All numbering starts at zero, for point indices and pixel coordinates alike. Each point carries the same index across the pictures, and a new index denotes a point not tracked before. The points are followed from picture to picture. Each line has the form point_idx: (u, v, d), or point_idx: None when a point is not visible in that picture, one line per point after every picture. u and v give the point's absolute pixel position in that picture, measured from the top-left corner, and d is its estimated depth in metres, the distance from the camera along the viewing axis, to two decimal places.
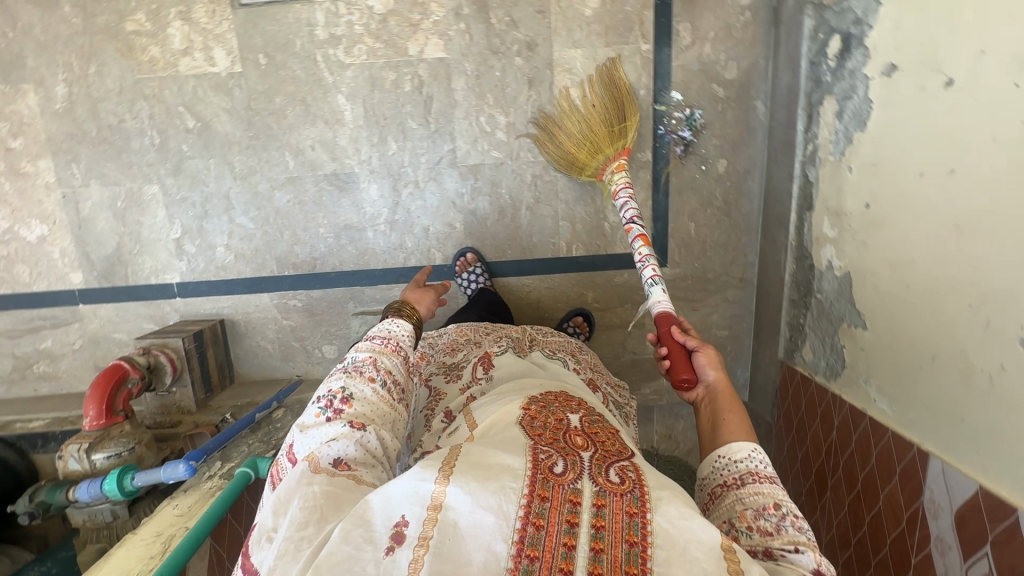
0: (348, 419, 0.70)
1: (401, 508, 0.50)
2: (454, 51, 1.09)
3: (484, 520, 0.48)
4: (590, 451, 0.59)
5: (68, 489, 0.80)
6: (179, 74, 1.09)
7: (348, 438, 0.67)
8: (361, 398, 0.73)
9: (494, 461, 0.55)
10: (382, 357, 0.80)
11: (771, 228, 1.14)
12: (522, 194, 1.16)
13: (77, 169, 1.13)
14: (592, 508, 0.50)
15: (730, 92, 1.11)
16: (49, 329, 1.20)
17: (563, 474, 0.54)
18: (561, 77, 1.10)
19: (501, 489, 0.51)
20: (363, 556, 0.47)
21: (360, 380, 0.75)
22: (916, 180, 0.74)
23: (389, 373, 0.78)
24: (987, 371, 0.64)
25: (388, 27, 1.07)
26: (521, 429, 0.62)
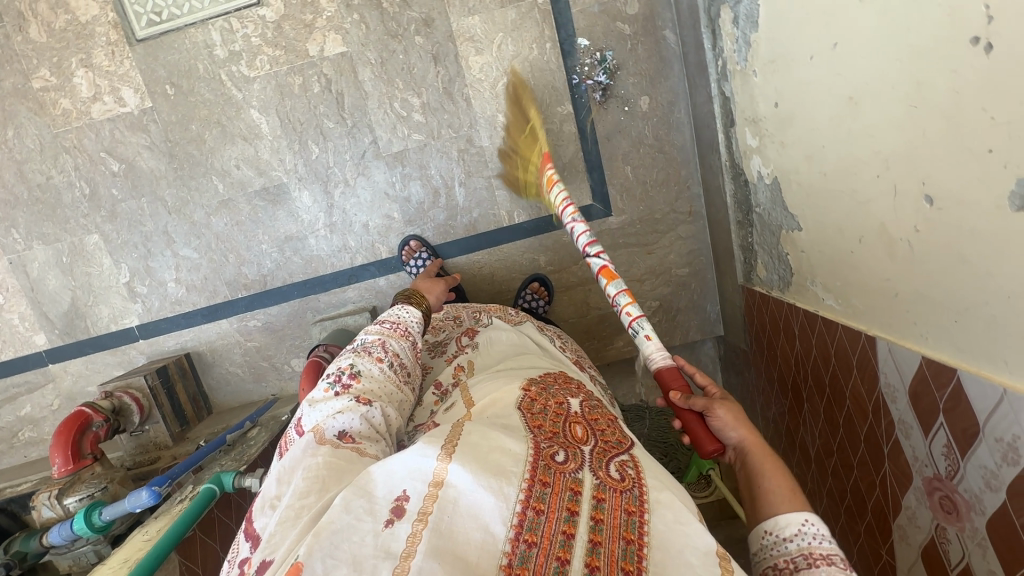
0: (355, 395, 0.71)
1: (403, 484, 0.50)
2: (354, 43, 1.09)
3: (484, 501, 0.48)
4: (590, 443, 0.59)
5: (42, 536, 0.81)
6: (94, 121, 1.10)
7: (353, 412, 0.68)
8: (372, 378, 0.75)
9: (493, 442, 0.55)
10: (390, 340, 0.83)
11: (705, 155, 1.12)
12: (453, 171, 1.16)
13: (18, 233, 1.15)
14: (592, 500, 0.50)
15: (637, 27, 1.10)
16: (26, 394, 1.23)
17: (564, 463, 0.54)
18: (465, 47, 1.10)
19: (502, 472, 0.50)
20: (361, 526, 0.46)
21: (371, 356, 0.78)
22: (809, 65, 0.72)
23: (396, 356, 0.82)
24: (905, 238, 0.62)
25: (284, 33, 1.08)
26: (518, 417, 0.64)
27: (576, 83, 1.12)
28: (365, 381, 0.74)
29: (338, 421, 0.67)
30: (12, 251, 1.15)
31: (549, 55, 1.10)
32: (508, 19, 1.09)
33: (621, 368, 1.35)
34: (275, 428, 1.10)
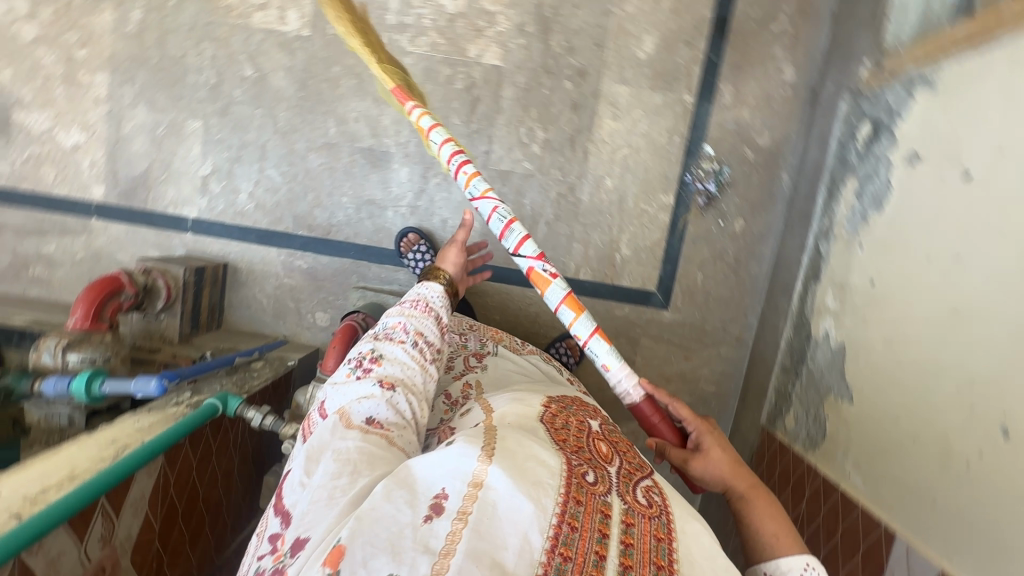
0: (377, 379, 0.72)
1: (437, 482, 0.50)
2: (511, 63, 1.15)
3: (522, 507, 0.47)
4: (616, 466, 0.60)
5: (34, 380, 0.79)
6: (250, 25, 1.15)
7: (380, 398, 0.69)
8: (394, 362, 0.75)
9: (530, 450, 0.54)
10: (413, 321, 0.82)
11: (775, 293, 1.16)
12: (544, 209, 1.19)
13: (129, 89, 1.17)
14: (623, 523, 0.50)
15: (760, 157, 1.16)
16: (56, 234, 1.22)
17: (596, 484, 0.53)
18: (604, 108, 1.16)
19: (539, 483, 0.49)
20: (401, 518, 0.46)
21: (394, 343, 0.78)
22: (922, 264, 0.76)
23: (420, 336, 0.81)
24: (966, 456, 0.64)
25: (454, 27, 1.14)
26: (544, 430, 0.62)
27: (687, 181, 1.17)
28: (390, 362, 0.75)
29: (363, 404, 0.68)
30: (116, 103, 1.17)
31: (673, 148, 1.16)
32: (651, 102, 1.15)
33: None
34: (279, 370, 1.09)
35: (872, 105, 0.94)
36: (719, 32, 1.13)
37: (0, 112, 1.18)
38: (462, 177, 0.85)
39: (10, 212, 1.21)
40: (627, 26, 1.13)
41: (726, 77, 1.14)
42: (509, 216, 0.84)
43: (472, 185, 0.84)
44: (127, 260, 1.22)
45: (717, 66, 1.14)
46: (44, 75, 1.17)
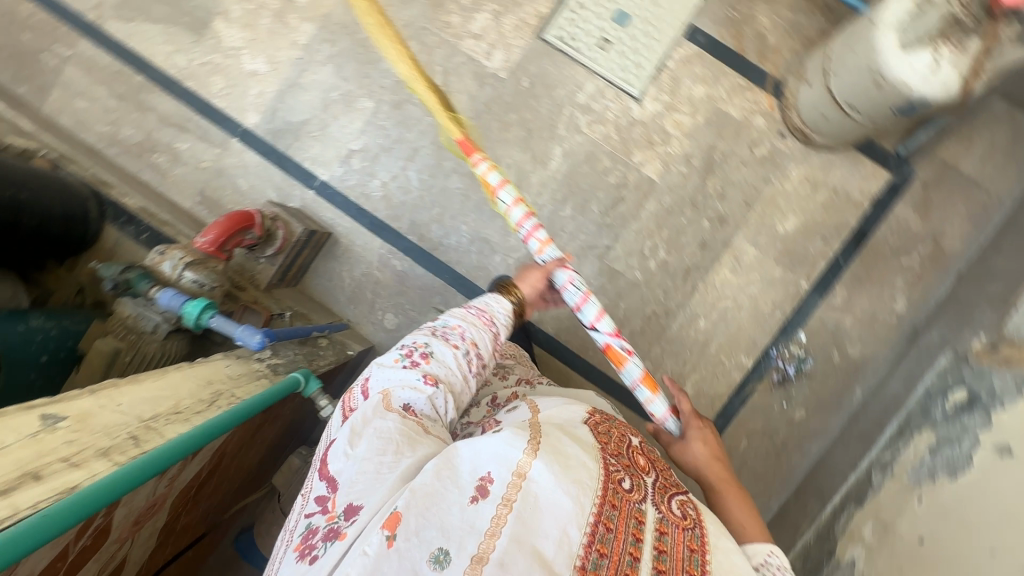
0: (423, 373, 0.74)
1: (483, 466, 0.57)
2: (665, 182, 1.21)
3: (563, 502, 0.54)
4: (653, 477, 0.66)
5: (153, 287, 0.81)
6: (458, 46, 1.21)
7: (421, 391, 0.72)
8: (443, 364, 0.76)
9: (569, 449, 0.59)
10: (471, 328, 0.82)
11: (806, 492, 1.18)
12: (635, 319, 1.23)
13: (326, 48, 1.23)
14: (656, 531, 0.58)
15: (843, 364, 1.21)
16: (194, 136, 1.25)
17: (631, 491, 0.60)
18: (727, 258, 1.21)
19: (577, 481, 0.56)
20: (452, 497, 0.55)
21: (443, 343, 0.78)
22: (983, 556, 0.76)
23: (474, 346, 0.81)
24: None
25: (631, 130, 1.21)
26: (586, 431, 0.66)
27: (771, 354, 1.22)
28: (439, 359, 0.77)
29: (409, 392, 0.71)
30: (308, 54, 1.23)
31: (772, 320, 1.21)
32: (770, 272, 1.21)
33: None
34: (340, 356, 1.09)
35: (973, 377, 0.96)
36: (855, 242, 1.20)
37: (204, 14, 1.24)
38: (535, 244, 0.97)
39: (164, 99, 1.25)
40: (779, 199, 1.20)
41: (844, 282, 1.20)
42: (585, 288, 0.97)
43: (545, 254, 0.97)
44: (244, 187, 1.25)
45: (840, 269, 1.20)
46: (260, 2, 1.23)
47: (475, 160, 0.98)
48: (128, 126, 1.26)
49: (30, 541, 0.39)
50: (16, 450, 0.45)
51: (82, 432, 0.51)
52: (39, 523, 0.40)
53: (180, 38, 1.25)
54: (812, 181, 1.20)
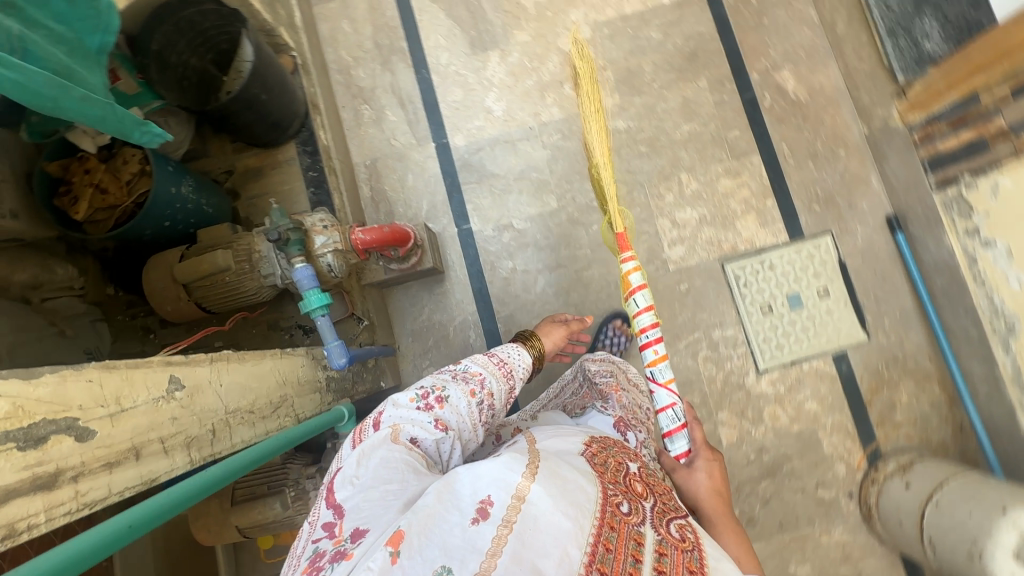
0: (433, 416, 0.66)
1: (480, 488, 0.50)
2: (729, 453, 1.21)
3: (562, 524, 0.47)
4: (651, 502, 0.58)
5: (298, 256, 0.82)
6: (655, 219, 1.26)
7: (429, 433, 0.64)
8: (455, 411, 0.69)
9: (566, 475, 0.53)
10: (489, 378, 0.74)
11: None
12: None
13: (556, 138, 1.28)
14: (654, 553, 0.50)
15: None
16: (405, 117, 1.31)
17: (628, 514, 0.52)
18: None
19: (574, 504, 0.49)
20: (452, 519, 0.48)
21: (455, 384, 0.71)
22: None
23: (490, 396, 0.73)
24: None
25: (734, 391, 1.22)
26: (582, 461, 0.58)
27: None
28: (455, 404, 0.69)
29: (419, 431, 0.64)
30: (539, 130, 1.29)
31: None
32: None
33: None
34: (372, 385, 1.07)
35: None
36: None
37: (488, 42, 1.31)
38: (649, 354, 0.85)
39: (407, 74, 1.32)
40: (807, 544, 1.19)
41: None
42: (682, 416, 0.82)
43: (657, 370, 0.84)
44: (408, 183, 1.29)
45: None
46: (537, 65, 1.30)
47: (626, 256, 0.87)
48: (364, 70, 1.32)
49: (113, 542, 0.38)
50: (141, 414, 0.45)
51: (186, 410, 0.51)
52: (129, 528, 0.39)
53: (457, 42, 1.32)
54: (846, 552, 1.18)
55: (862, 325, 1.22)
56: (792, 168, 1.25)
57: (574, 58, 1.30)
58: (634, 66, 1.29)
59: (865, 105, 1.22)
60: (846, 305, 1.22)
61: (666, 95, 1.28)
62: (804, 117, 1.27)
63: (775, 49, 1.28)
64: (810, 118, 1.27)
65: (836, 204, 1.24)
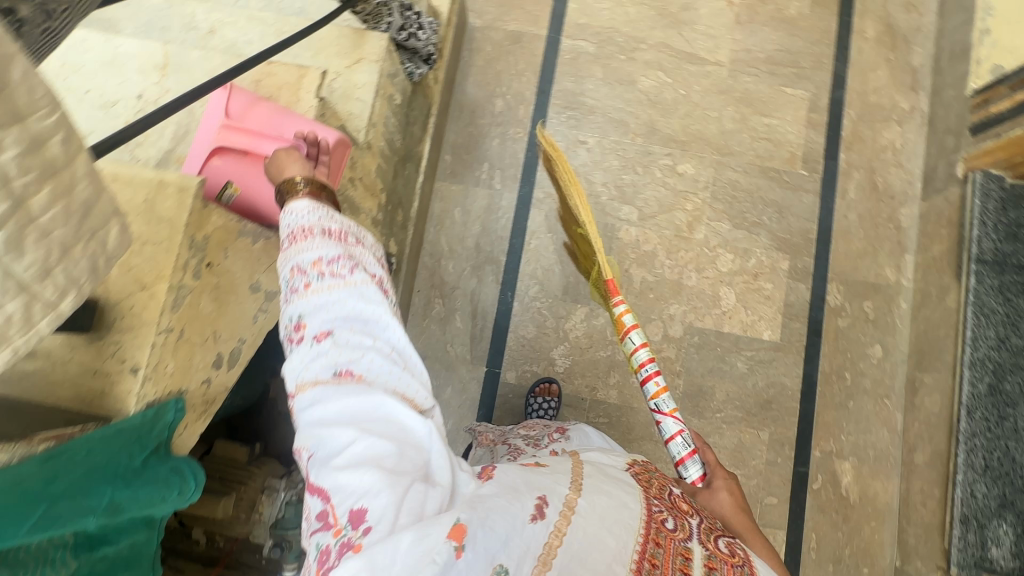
0: (312, 335, 0.50)
1: (529, 488, 0.48)
2: None
3: (608, 540, 0.46)
4: (697, 516, 0.56)
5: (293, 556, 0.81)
6: None
7: (331, 361, 0.48)
8: (319, 307, 0.50)
9: (609, 489, 0.51)
10: (308, 245, 0.54)
11: None
12: None
13: (600, 421, 1.25)
14: (703, 570, 0.49)
15: None
16: (470, 329, 1.28)
17: (674, 530, 0.51)
18: None
19: (621, 519, 0.48)
20: (501, 505, 0.45)
21: (292, 300, 0.52)
22: None
23: (321, 262, 0.52)
24: None
25: None
26: (627, 474, 0.56)
27: None
28: (317, 300, 0.51)
29: (325, 374, 0.47)
30: (589, 405, 1.26)
31: None
32: None
33: None
34: None
35: None
36: None
37: (581, 294, 1.28)
38: (650, 386, 0.82)
39: (493, 289, 1.29)
40: None
41: None
42: (690, 441, 0.77)
43: (660, 401, 0.80)
44: (445, 395, 1.26)
45: None
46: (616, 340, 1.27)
47: (615, 299, 0.88)
48: (454, 265, 1.29)
49: None
50: None
51: None
52: None
53: (552, 281, 1.29)
54: None
55: None
56: (811, 562, 1.21)
57: (654, 350, 1.27)
58: (706, 387, 1.26)
59: (908, 543, 1.17)
60: None
61: (723, 432, 1.25)
62: (844, 517, 1.22)
63: (847, 436, 1.24)
64: (851, 520, 1.22)
65: None
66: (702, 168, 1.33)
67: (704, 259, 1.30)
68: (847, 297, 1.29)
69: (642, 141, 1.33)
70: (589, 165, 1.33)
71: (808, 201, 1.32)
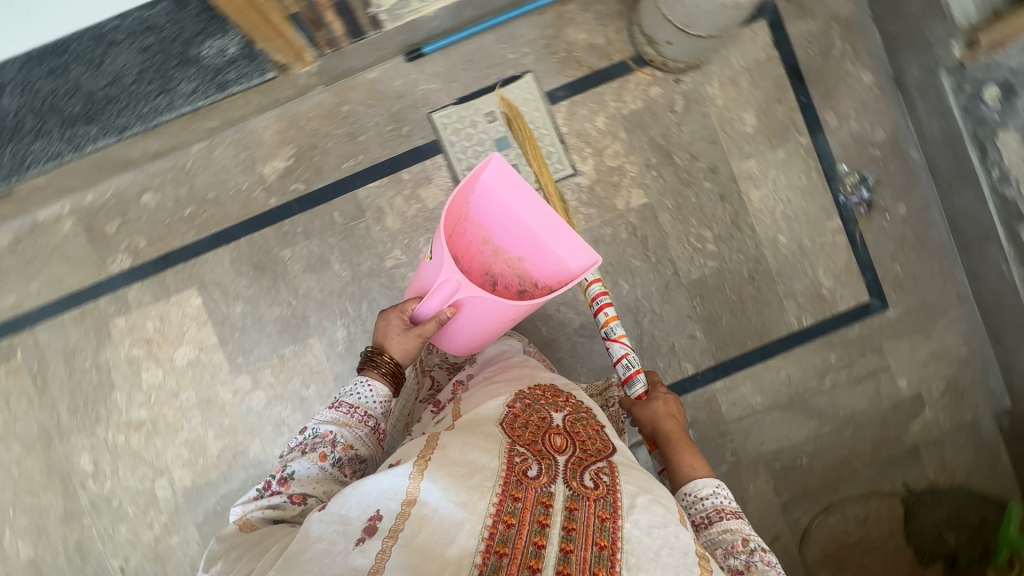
0: (294, 491, 0.82)
1: (375, 502, 0.71)
2: (655, 194, 1.29)
3: (455, 513, 0.68)
4: (567, 454, 0.79)
5: None
6: None
7: (291, 504, 0.81)
8: (308, 477, 0.85)
9: (469, 459, 0.75)
10: (343, 433, 0.90)
11: (973, 245, 1.26)
12: (744, 288, 1.30)
13: None
14: (565, 509, 0.72)
15: (885, 150, 1.30)
16: None
17: (535, 479, 0.75)
18: (745, 185, 1.29)
19: (475, 489, 0.71)
20: (337, 547, 0.68)
21: (303, 456, 0.87)
22: None
23: (348, 449, 0.89)
24: None
25: (596, 194, 1.28)
26: (498, 431, 0.81)
27: (842, 201, 1.30)
28: (312, 473, 0.85)
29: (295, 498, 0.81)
30: None
31: (816, 181, 1.29)
32: (774, 158, 1.29)
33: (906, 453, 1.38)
34: None
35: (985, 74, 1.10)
36: (796, 79, 1.29)
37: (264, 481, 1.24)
38: (606, 316, 1.05)
39: None
40: (725, 113, 1.29)
41: (822, 107, 1.29)
42: (634, 364, 1.01)
43: (613, 329, 1.04)
44: None
45: (810, 103, 1.29)
46: (287, 426, 1.24)
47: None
48: None
49: None
50: None
51: None
52: None
53: None
54: (727, 80, 1.29)
55: (515, 78, 1.26)
56: (367, 156, 1.25)
57: (276, 389, 1.24)
58: (276, 325, 1.24)
59: (295, 93, 1.21)
60: (500, 94, 1.26)
61: (306, 288, 1.25)
62: (313, 150, 1.25)
63: (244, 183, 1.24)
64: (312, 142, 1.25)
65: (400, 111, 1.25)
66: (75, 447, 1.23)
67: (161, 395, 1.23)
68: (117, 250, 1.23)
69: (86, 516, 1.23)
70: (139, 551, 1.23)
71: (45, 335, 1.23)
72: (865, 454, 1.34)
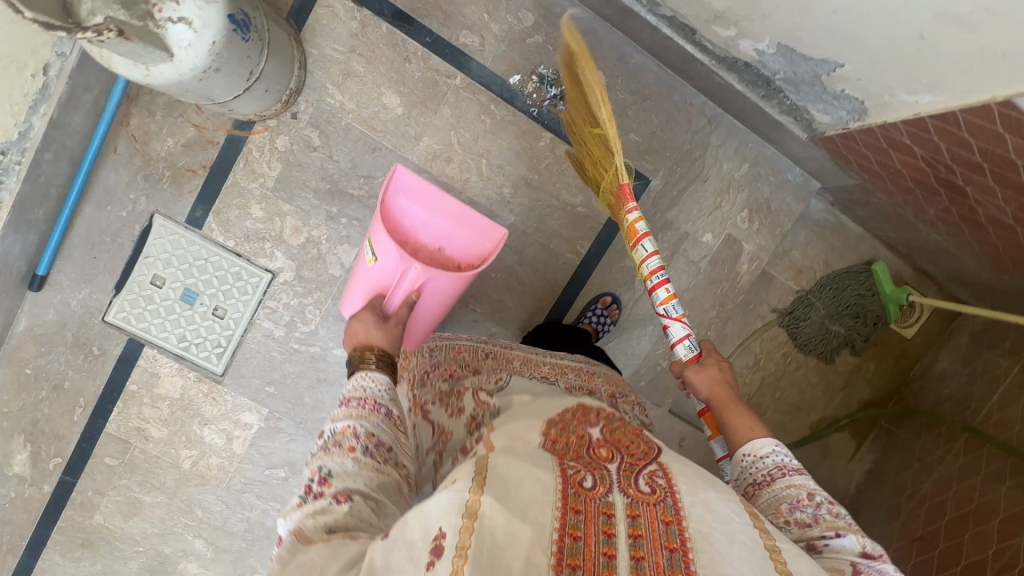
0: (330, 496, 0.54)
1: (437, 518, 0.45)
2: (359, 237, 1.13)
3: (519, 532, 0.45)
4: (616, 460, 0.56)
5: None
6: (243, 453, 1.20)
7: (337, 513, 0.52)
8: (343, 473, 0.56)
9: (521, 472, 0.50)
10: (360, 419, 0.61)
11: (685, 70, 1.08)
12: (507, 260, 1.18)
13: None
14: (628, 518, 0.49)
15: (544, 30, 1.10)
16: None
17: (593, 487, 0.51)
18: (436, 164, 1.12)
19: (534, 503, 0.48)
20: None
21: (328, 452, 0.58)
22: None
23: (370, 435, 0.60)
24: (916, 46, 0.70)
25: (308, 277, 1.14)
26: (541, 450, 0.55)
27: (536, 113, 1.12)
28: (339, 473, 0.56)
29: (329, 515, 0.52)
30: None
31: (500, 113, 1.11)
32: (444, 118, 1.11)
33: (759, 285, 1.30)
34: None
35: None
36: (407, 24, 1.07)
37: None
38: (660, 293, 0.86)
39: None
40: (364, 111, 1.09)
41: (453, 33, 1.08)
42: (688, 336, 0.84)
43: (669, 307, 0.85)
44: None
45: (437, 39, 1.08)
46: None
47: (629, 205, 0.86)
48: None
49: None
50: None
51: None
52: None
53: None
54: (341, 76, 1.08)
55: (145, 229, 1.10)
56: (84, 394, 1.15)
57: None
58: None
59: None
60: (144, 254, 1.11)
61: (136, 535, 1.20)
62: (37, 420, 1.15)
63: (9, 491, 1.17)
64: (29, 415, 1.15)
65: (75, 333, 1.13)
66: None
67: None
68: None
69: None
70: None
71: None
72: (717, 318, 1.26)
